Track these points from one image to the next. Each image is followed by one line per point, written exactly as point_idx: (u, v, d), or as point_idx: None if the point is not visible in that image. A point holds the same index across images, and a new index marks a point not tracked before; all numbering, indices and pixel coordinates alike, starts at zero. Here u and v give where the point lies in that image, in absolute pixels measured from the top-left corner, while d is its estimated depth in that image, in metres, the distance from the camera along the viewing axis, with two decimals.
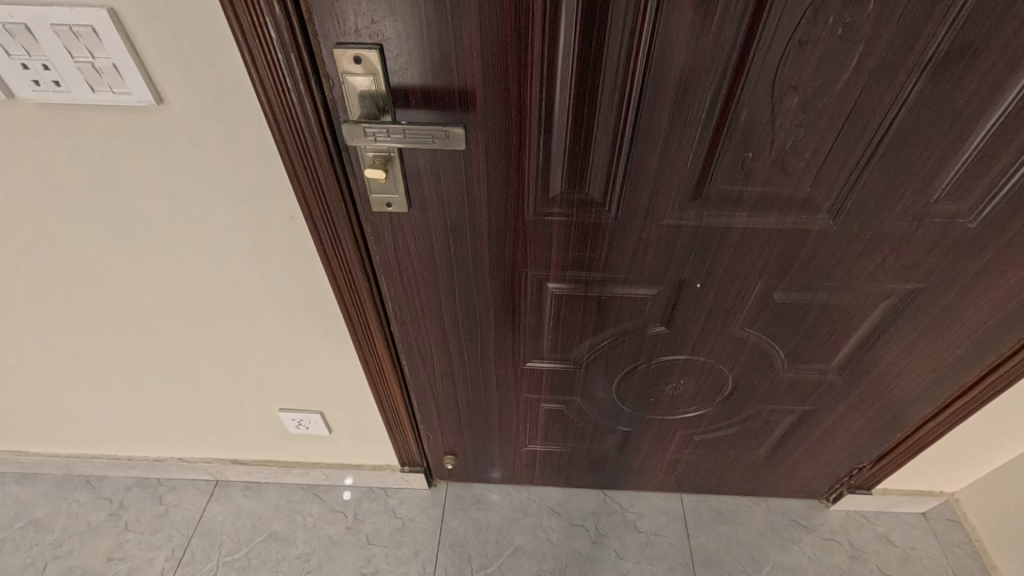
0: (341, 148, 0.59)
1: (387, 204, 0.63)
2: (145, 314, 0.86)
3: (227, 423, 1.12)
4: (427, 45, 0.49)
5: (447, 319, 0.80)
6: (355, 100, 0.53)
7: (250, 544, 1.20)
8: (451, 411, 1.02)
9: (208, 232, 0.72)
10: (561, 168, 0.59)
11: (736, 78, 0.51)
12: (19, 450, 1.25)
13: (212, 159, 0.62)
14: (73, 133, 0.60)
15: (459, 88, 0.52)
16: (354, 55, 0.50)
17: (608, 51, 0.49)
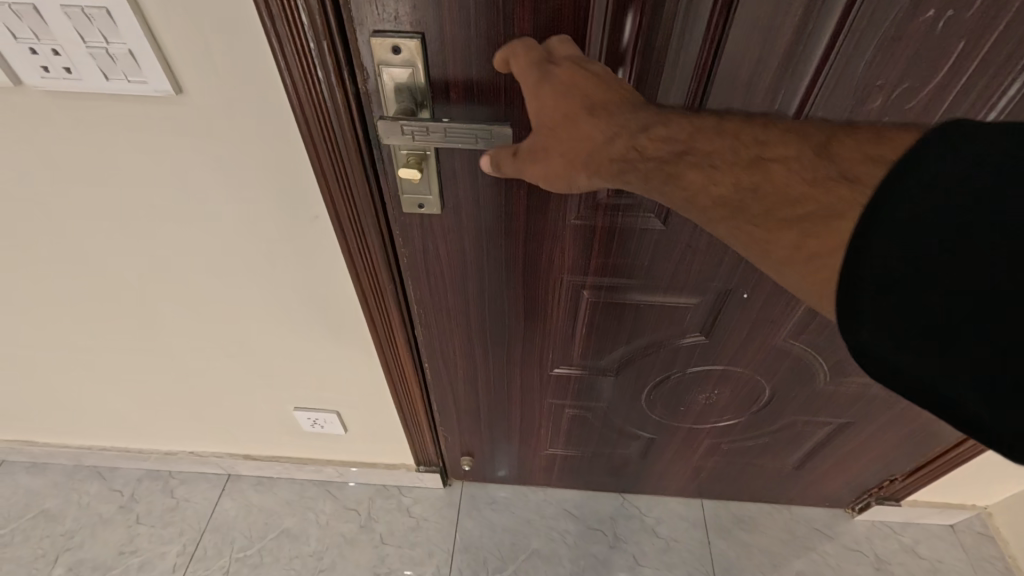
0: (373, 145, 0.55)
1: (419, 204, 0.59)
2: (159, 309, 0.83)
3: (240, 419, 1.09)
4: (474, 37, 0.45)
5: (474, 323, 0.77)
6: (391, 95, 0.49)
7: (262, 540, 1.18)
8: (472, 414, 0.99)
9: (227, 229, 0.68)
10: None
11: (814, 79, 0.46)
12: (29, 440, 1.23)
13: (233, 153, 0.58)
14: (84, 123, 0.56)
15: (505, 84, 0.48)
16: (392, 45, 0.46)
17: (675, 46, 0.45)
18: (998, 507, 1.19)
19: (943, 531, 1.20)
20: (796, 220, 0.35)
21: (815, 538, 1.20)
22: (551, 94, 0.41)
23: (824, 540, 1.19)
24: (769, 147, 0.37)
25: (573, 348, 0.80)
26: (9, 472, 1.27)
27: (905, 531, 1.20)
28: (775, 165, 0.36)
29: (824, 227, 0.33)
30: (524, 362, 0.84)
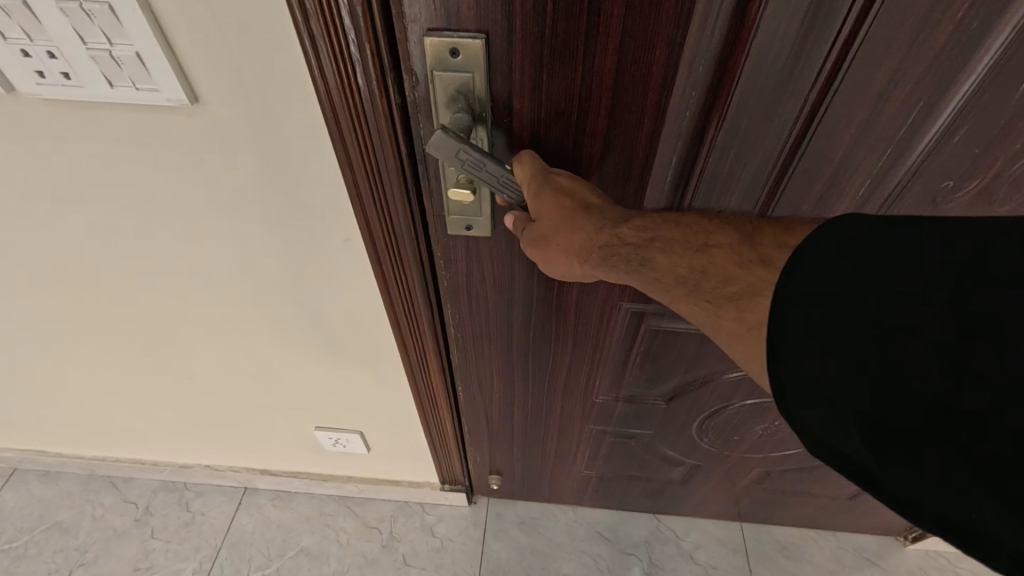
0: (416, 161, 0.48)
1: (466, 227, 0.52)
2: (176, 325, 0.77)
3: (257, 437, 1.04)
4: (548, 37, 0.39)
5: (516, 352, 0.70)
6: (444, 105, 0.43)
7: (281, 559, 1.14)
8: (504, 438, 0.93)
9: (248, 246, 0.62)
10: (685, 190, 0.50)
11: (943, 88, 0.42)
12: (40, 450, 1.19)
13: (257, 168, 0.51)
14: (89, 135, 0.49)
15: (580, 92, 0.42)
16: (451, 47, 0.40)
17: (791, 57, 0.40)
18: None
19: None
20: (727, 298, 0.36)
21: (864, 567, 1.12)
22: (553, 197, 0.43)
23: (874, 570, 1.12)
24: (711, 236, 0.39)
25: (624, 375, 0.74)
26: (22, 481, 1.24)
27: (961, 562, 1.12)
28: (717, 252, 0.37)
29: (753, 304, 0.34)
30: (568, 389, 0.77)
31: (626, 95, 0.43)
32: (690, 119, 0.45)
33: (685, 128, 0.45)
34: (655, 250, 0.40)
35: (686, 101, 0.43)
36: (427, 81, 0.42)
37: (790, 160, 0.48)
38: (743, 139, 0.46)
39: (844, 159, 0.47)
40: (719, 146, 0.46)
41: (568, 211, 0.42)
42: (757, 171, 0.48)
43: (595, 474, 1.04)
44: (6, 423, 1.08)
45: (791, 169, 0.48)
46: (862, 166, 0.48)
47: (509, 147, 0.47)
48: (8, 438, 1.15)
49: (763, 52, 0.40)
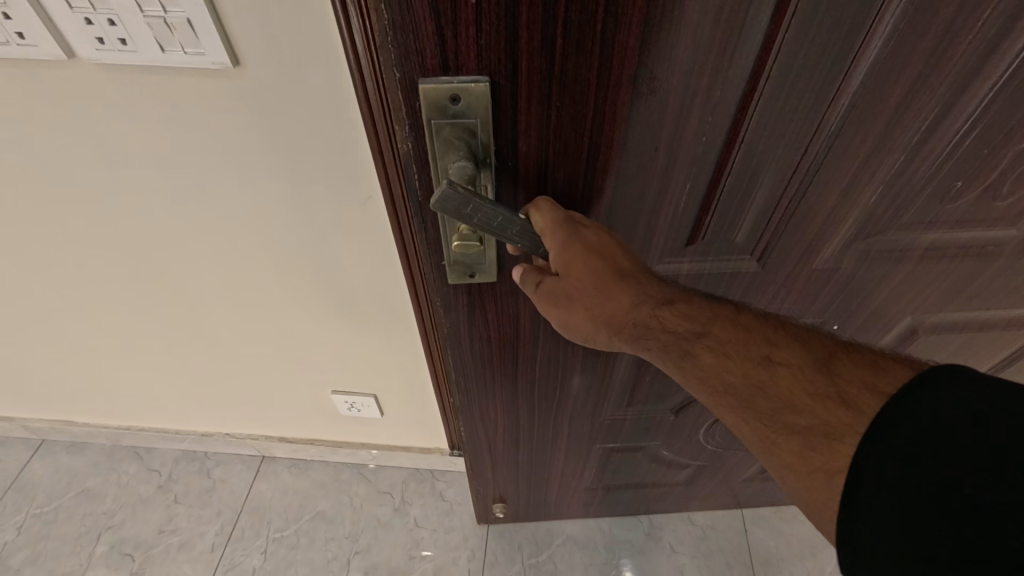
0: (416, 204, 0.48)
1: (470, 273, 0.53)
2: (206, 292, 0.82)
3: (275, 405, 1.09)
4: (556, 74, 0.39)
5: (523, 387, 0.73)
6: (446, 151, 0.43)
7: (298, 522, 1.19)
8: (509, 466, 0.94)
9: (275, 208, 0.67)
10: (697, 212, 0.53)
11: (942, 106, 0.45)
12: (69, 421, 1.25)
13: (290, 132, 0.57)
14: (137, 100, 0.54)
15: (592, 129, 0.43)
16: (452, 94, 0.40)
17: (807, 85, 0.43)
18: None
19: None
20: (798, 429, 0.40)
21: None
22: (585, 253, 0.45)
23: None
24: (777, 350, 0.43)
25: (629, 378, 0.77)
26: (50, 452, 1.30)
27: None
28: (781, 369, 0.42)
29: (825, 445, 0.38)
30: (581, 403, 0.79)
31: (640, 129, 0.43)
32: (710, 144, 0.46)
33: (708, 152, 0.47)
34: (700, 346, 0.45)
35: (708, 126, 0.45)
36: (430, 129, 0.42)
37: (804, 177, 0.50)
38: (762, 160, 0.48)
39: (858, 171, 0.50)
40: (736, 169, 0.49)
41: (604, 285, 0.46)
42: (773, 187, 0.51)
43: (596, 487, 1.06)
44: (38, 391, 1.14)
45: (804, 185, 0.51)
46: (876, 172, 0.51)
47: (515, 187, 0.47)
48: (39, 408, 1.21)
49: (785, 73, 0.42)
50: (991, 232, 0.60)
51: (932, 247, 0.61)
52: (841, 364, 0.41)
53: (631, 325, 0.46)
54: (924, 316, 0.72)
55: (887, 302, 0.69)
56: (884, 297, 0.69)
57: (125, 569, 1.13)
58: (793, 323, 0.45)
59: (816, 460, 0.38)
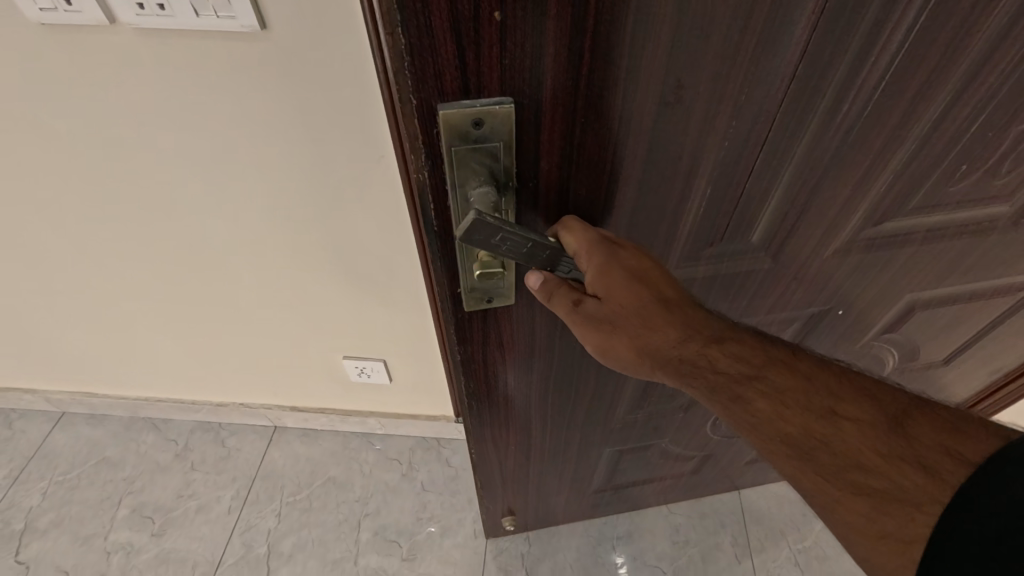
0: (431, 231, 0.47)
1: (488, 298, 0.53)
2: (226, 257, 0.87)
3: (289, 372, 1.15)
4: (581, 87, 0.39)
5: (536, 400, 0.74)
6: (467, 177, 0.42)
7: (310, 487, 1.24)
8: (519, 479, 0.94)
9: (293, 171, 0.71)
10: (716, 215, 0.54)
11: (955, 95, 0.47)
12: (89, 392, 1.30)
13: (310, 95, 0.62)
14: (171, 65, 0.59)
15: (614, 141, 0.43)
16: (475, 118, 0.39)
17: (828, 84, 0.44)
18: None
19: None
20: (870, 494, 0.40)
21: None
22: (624, 281, 0.46)
23: None
24: (842, 404, 0.43)
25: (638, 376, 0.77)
26: (71, 423, 1.35)
27: None
28: (848, 424, 0.42)
29: (898, 510, 0.39)
30: (598, 404, 0.80)
31: (667, 138, 0.44)
32: (733, 147, 0.47)
33: (731, 156, 0.48)
34: (756, 390, 0.45)
35: (731, 131, 0.45)
36: (451, 156, 0.41)
37: (820, 172, 0.52)
38: (783, 157, 0.50)
39: (873, 162, 0.52)
40: (757, 170, 0.50)
41: (654, 321, 0.47)
42: (792, 183, 0.52)
43: (602, 487, 1.07)
44: (61, 361, 1.20)
45: (821, 180, 0.53)
46: (888, 163, 0.52)
47: (533, 209, 0.47)
48: (61, 379, 1.26)
49: (808, 75, 0.43)
50: (988, 210, 0.61)
51: (938, 231, 0.62)
52: (913, 421, 0.41)
53: (678, 362, 0.47)
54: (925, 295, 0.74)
55: (891, 286, 0.71)
56: (889, 281, 0.70)
57: (146, 530, 1.18)
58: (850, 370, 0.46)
59: (892, 528, 0.38)
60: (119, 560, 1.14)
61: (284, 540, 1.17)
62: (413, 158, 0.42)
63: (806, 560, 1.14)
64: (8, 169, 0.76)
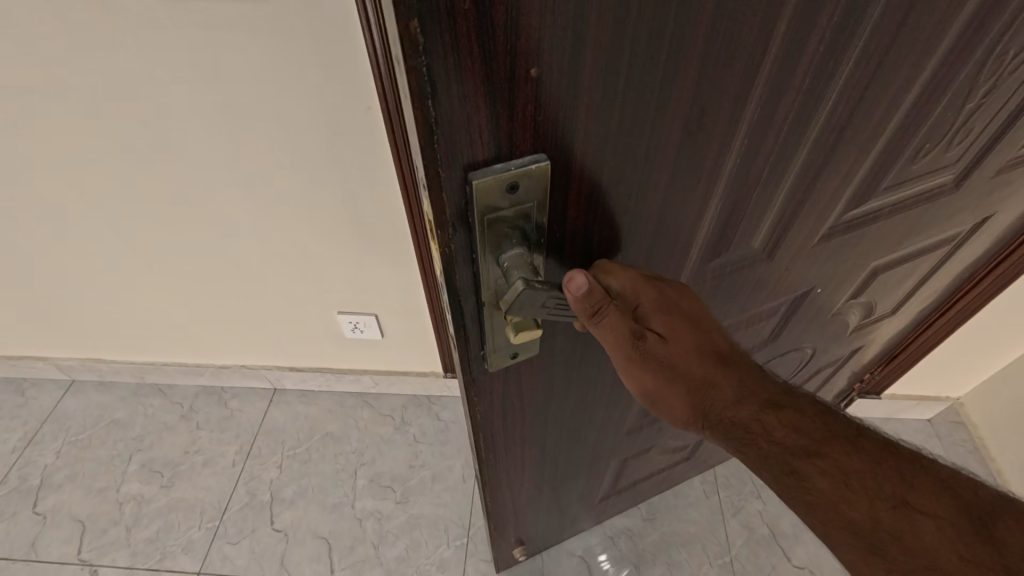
0: (456, 299, 0.44)
1: (512, 353, 0.51)
2: (230, 213, 0.96)
3: (288, 330, 1.23)
4: (614, 128, 0.37)
5: (550, 433, 0.72)
6: (499, 243, 0.40)
7: (309, 441, 1.33)
8: (531, 508, 0.92)
9: (296, 125, 0.81)
10: (726, 226, 0.53)
11: (937, 85, 0.47)
12: (98, 358, 1.38)
13: (303, 53, 0.72)
14: (184, 26, 0.70)
15: (643, 172, 0.41)
16: (509, 182, 0.36)
17: (829, 93, 0.43)
18: (973, 401, 1.31)
19: (921, 424, 1.33)
20: None
21: None
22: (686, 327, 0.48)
23: None
24: (912, 493, 0.41)
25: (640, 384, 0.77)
26: (81, 390, 1.43)
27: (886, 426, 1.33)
28: (921, 517, 0.40)
29: None
30: (609, 419, 0.79)
31: (685, 161, 0.42)
32: (742, 162, 0.45)
33: (738, 169, 0.46)
34: (815, 467, 0.43)
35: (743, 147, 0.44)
36: (484, 224, 0.38)
37: (819, 173, 0.51)
38: (788, 164, 0.49)
39: (865, 155, 0.51)
40: (764, 178, 0.49)
41: (711, 374, 0.49)
42: (795, 186, 0.51)
43: (608, 496, 1.06)
44: (72, 326, 1.28)
45: (820, 180, 0.52)
46: (877, 154, 0.52)
47: (559, 256, 0.45)
48: (72, 345, 1.34)
49: (813, 85, 0.42)
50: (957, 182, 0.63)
51: (904, 204, 0.62)
52: (1000, 522, 0.38)
53: (733, 426, 0.47)
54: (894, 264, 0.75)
55: (864, 261, 0.71)
56: (866, 259, 0.71)
57: (156, 483, 1.26)
58: (923, 458, 0.43)
59: None
60: (131, 509, 1.22)
61: (286, 488, 1.25)
62: (437, 228, 0.38)
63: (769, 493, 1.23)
64: (35, 129, 0.85)
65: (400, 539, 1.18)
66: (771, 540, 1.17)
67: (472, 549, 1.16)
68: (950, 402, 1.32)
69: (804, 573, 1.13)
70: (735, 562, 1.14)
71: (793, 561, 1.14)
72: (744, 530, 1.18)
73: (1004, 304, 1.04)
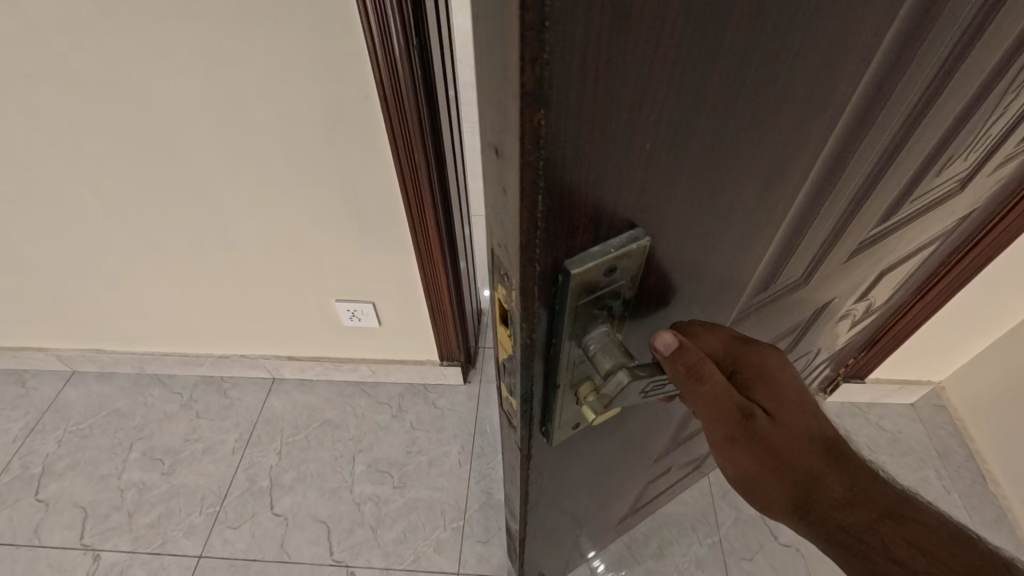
0: (528, 386, 0.36)
1: (576, 427, 0.43)
2: (232, 202, 0.99)
3: (286, 317, 1.26)
4: (713, 184, 0.29)
5: (590, 487, 0.66)
6: (586, 328, 0.32)
7: (308, 428, 1.35)
8: (556, 552, 0.86)
9: (296, 114, 0.84)
10: (779, 261, 0.46)
11: (991, 88, 0.43)
12: (99, 348, 1.40)
13: (306, 44, 0.75)
14: (191, 18, 0.73)
15: (731, 225, 0.34)
16: (608, 266, 0.29)
17: (902, 105, 0.38)
18: (953, 384, 1.34)
19: (905, 409, 1.38)
20: None
21: None
22: None
23: None
24: None
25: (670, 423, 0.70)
26: (81, 381, 1.45)
27: (871, 410, 1.37)
28: None
29: None
30: (644, 457, 0.74)
31: (766, 208, 0.35)
32: (811, 191, 0.39)
33: (805, 200, 0.39)
34: None
35: (820, 188, 0.39)
36: (574, 313, 0.30)
37: (871, 190, 0.46)
38: (847, 186, 0.43)
39: (912, 168, 0.47)
40: (824, 206, 0.43)
41: (817, 466, 0.39)
42: (846, 209, 0.46)
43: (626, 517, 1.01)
44: (74, 316, 1.30)
45: (871, 198, 0.47)
46: (921, 164, 0.47)
47: (640, 329, 0.38)
48: (73, 335, 1.36)
49: (889, 102, 0.36)
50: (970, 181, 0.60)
51: (928, 208, 0.59)
52: None
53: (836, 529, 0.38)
54: (900, 260, 0.74)
55: (880, 265, 0.68)
56: (881, 261, 0.68)
57: (157, 470, 1.29)
58: None
59: None
60: (132, 495, 1.25)
61: (285, 474, 1.27)
62: (519, 322, 0.31)
63: None
64: (42, 120, 0.87)
65: (397, 522, 1.20)
66: (759, 520, 1.20)
67: (467, 531, 1.19)
68: (931, 386, 1.36)
69: (790, 550, 1.17)
70: (723, 542, 1.17)
71: (780, 539, 1.18)
72: (732, 510, 1.21)
73: (980, 289, 1.08)
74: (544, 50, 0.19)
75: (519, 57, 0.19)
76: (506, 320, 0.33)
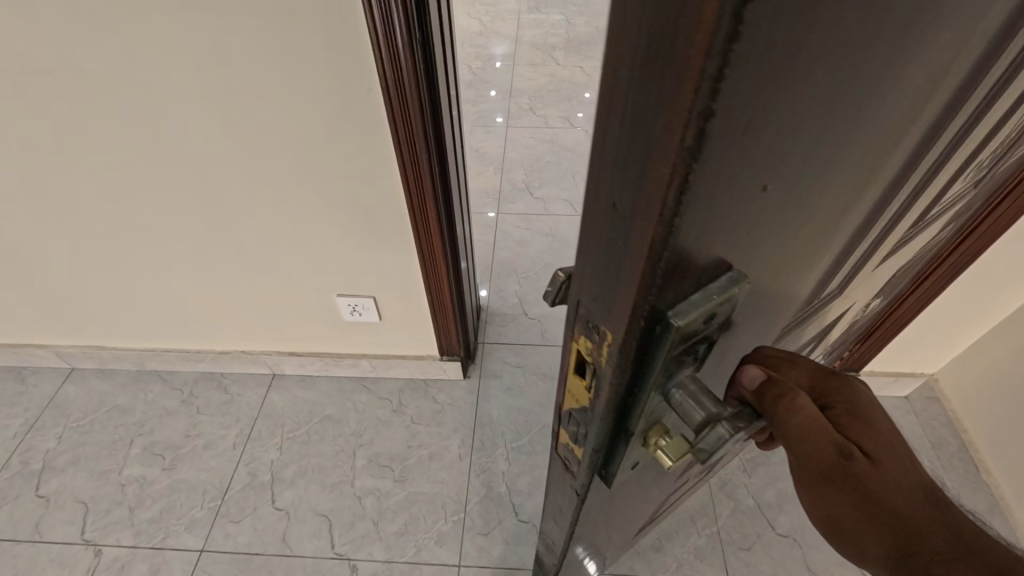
0: (607, 430, 0.36)
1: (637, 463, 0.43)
2: (234, 196, 1.00)
3: (287, 312, 1.27)
4: (787, 207, 0.30)
5: (624, 505, 0.65)
6: (673, 377, 0.32)
7: (309, 423, 1.36)
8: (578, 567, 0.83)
9: (299, 107, 0.85)
10: (825, 270, 0.45)
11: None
12: (99, 345, 1.40)
13: (309, 39, 0.76)
14: (196, 12, 0.74)
15: (792, 243, 0.34)
16: (706, 313, 0.28)
17: (955, 105, 0.37)
18: (946, 375, 1.37)
19: (899, 401, 1.40)
20: None
21: None
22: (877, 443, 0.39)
23: None
24: None
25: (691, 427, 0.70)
26: (81, 377, 1.45)
27: None
28: None
29: None
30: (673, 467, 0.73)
31: (822, 218, 0.35)
32: (863, 197, 0.38)
33: (857, 207, 0.38)
34: None
35: (883, 188, 0.40)
36: (669, 361, 0.30)
37: (912, 191, 0.45)
38: (893, 190, 0.42)
39: (945, 167, 0.46)
40: (870, 211, 0.42)
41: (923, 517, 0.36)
42: (887, 214, 0.45)
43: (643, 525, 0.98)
44: (74, 312, 1.30)
45: (910, 199, 0.46)
46: (953, 163, 0.47)
47: (709, 363, 0.39)
48: (73, 332, 1.36)
49: (944, 103, 0.35)
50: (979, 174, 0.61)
51: (946, 204, 0.59)
52: None
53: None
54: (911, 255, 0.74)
55: (896, 261, 0.68)
56: (897, 259, 0.68)
57: (158, 465, 1.29)
58: None
59: None
60: (133, 491, 1.25)
61: (286, 469, 1.28)
62: (613, 369, 0.30)
63: (755, 467, 1.28)
64: (45, 115, 0.88)
65: (398, 515, 1.21)
66: (756, 511, 1.22)
67: (468, 523, 1.20)
68: (924, 378, 1.38)
69: (787, 540, 1.18)
70: (721, 532, 1.19)
71: (778, 529, 1.19)
72: (730, 501, 1.23)
73: (971, 281, 1.10)
74: (715, 101, 0.19)
75: (687, 109, 0.19)
76: (592, 367, 0.32)
